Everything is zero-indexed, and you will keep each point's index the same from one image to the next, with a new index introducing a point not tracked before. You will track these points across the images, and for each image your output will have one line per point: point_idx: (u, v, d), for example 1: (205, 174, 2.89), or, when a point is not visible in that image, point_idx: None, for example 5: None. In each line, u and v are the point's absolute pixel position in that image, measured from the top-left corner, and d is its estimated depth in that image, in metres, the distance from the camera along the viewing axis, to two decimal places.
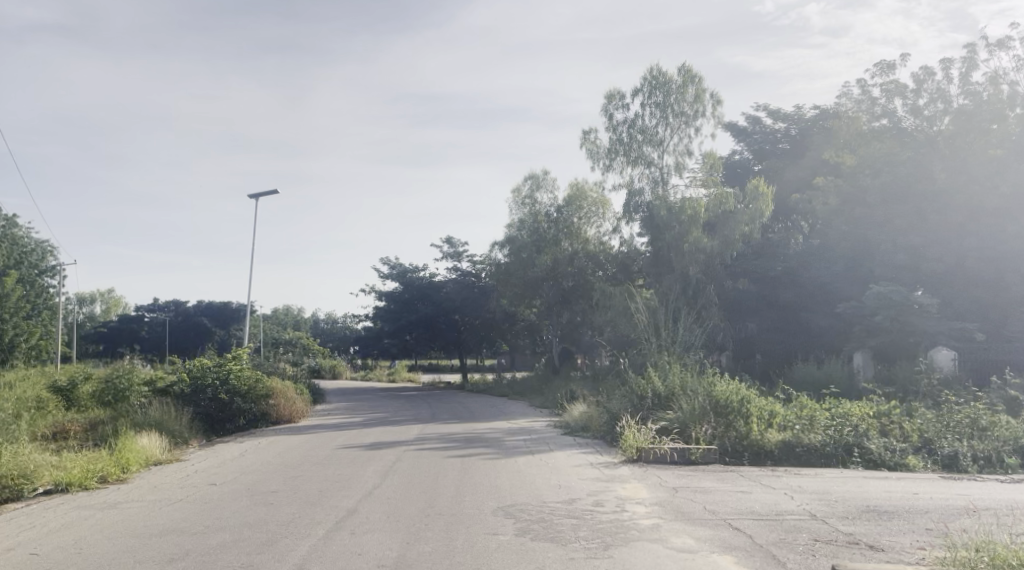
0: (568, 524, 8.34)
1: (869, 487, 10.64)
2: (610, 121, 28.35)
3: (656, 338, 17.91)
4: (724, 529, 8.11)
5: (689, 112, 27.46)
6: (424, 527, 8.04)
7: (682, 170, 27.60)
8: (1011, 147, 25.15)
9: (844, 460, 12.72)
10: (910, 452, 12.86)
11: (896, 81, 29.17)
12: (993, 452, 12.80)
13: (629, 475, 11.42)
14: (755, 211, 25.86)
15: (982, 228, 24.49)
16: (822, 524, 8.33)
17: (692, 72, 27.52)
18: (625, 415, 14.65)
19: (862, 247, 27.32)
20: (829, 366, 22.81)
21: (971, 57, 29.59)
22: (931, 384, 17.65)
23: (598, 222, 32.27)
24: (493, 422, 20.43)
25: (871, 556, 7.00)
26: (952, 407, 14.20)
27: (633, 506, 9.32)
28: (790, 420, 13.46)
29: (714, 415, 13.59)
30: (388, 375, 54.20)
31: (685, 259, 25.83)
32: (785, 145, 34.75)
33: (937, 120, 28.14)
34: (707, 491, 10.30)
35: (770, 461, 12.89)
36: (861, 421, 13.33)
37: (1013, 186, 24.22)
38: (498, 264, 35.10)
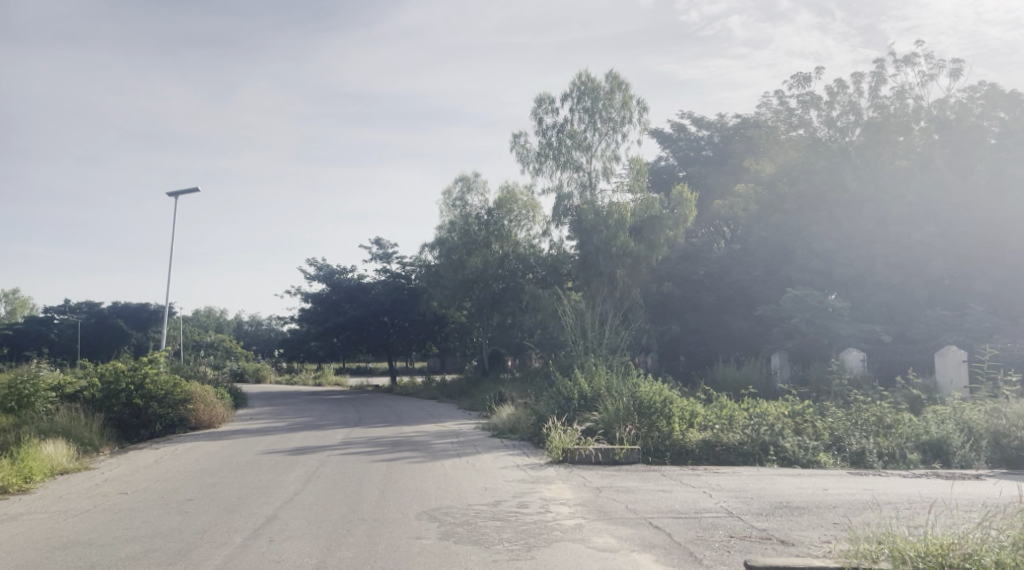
0: (492, 526, 8.41)
1: (782, 484, 11.05)
2: (539, 125, 28.59)
3: (582, 339, 18.11)
4: (644, 528, 8.30)
5: (617, 118, 27.90)
6: (345, 533, 7.97)
7: (610, 175, 28.04)
8: (916, 158, 27.13)
9: (761, 459, 13.12)
10: (821, 450, 13.38)
11: (811, 92, 30.44)
12: (896, 448, 13.43)
13: (554, 475, 11.55)
14: (678, 216, 26.41)
15: (890, 235, 25.79)
16: (737, 521, 8.62)
17: (619, 80, 27.99)
18: (552, 416, 14.83)
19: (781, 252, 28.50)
20: (748, 367, 23.52)
21: (880, 71, 31.05)
22: (842, 384, 18.36)
23: (528, 225, 32.63)
24: (421, 424, 20.35)
25: (781, 551, 7.28)
26: (860, 406, 14.87)
27: (557, 506, 9.44)
28: (710, 420, 13.88)
29: (638, 416, 13.87)
30: (314, 378, 53.24)
31: (612, 262, 26.30)
32: (708, 152, 35.45)
33: (849, 132, 29.73)
34: (630, 490, 10.52)
35: (690, 460, 13.22)
36: (777, 421, 13.75)
37: (918, 195, 25.77)
38: (430, 267, 34.96)
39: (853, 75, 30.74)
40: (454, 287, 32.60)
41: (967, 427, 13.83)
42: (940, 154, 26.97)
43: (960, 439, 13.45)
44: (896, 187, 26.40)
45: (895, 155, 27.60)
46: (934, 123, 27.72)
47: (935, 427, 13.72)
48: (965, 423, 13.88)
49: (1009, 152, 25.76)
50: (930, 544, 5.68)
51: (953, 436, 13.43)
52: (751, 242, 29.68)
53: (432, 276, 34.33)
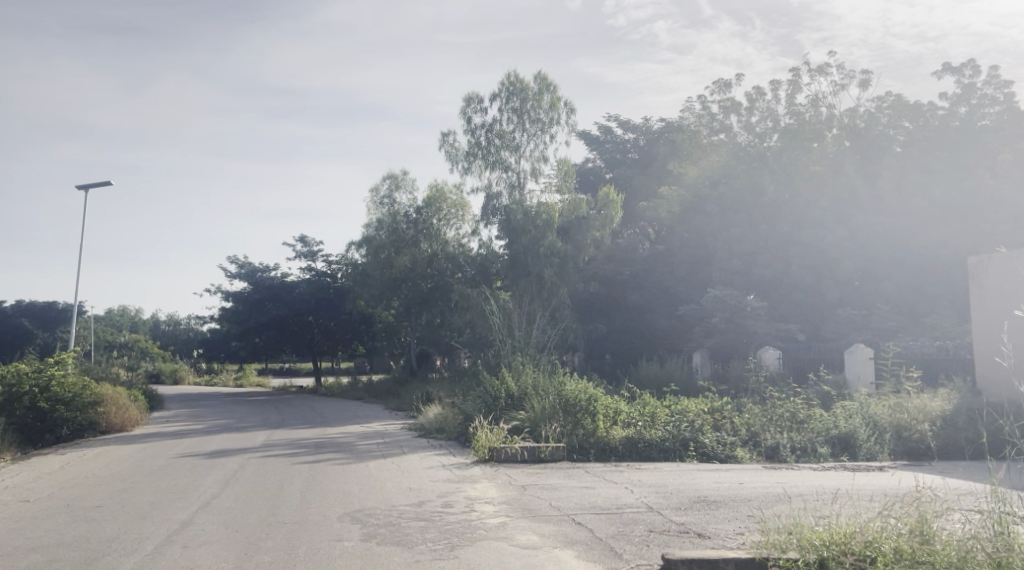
0: (416, 526, 8.39)
1: (700, 479, 11.39)
2: (468, 124, 28.56)
3: (509, 338, 18.17)
4: (566, 524, 8.42)
5: (545, 119, 28.15)
6: (264, 537, 7.81)
7: (538, 175, 28.19)
8: (827, 163, 28.25)
9: (681, 454, 13.50)
10: (738, 445, 13.83)
11: (732, 98, 31.40)
12: (808, 442, 13.97)
13: (480, 475, 11.59)
14: (605, 217, 26.93)
15: (803, 238, 26.94)
16: (657, 515, 8.84)
17: (547, 81, 28.26)
18: (478, 416, 14.85)
19: (702, 254, 29.09)
20: (671, 365, 24.05)
21: (795, 80, 32.22)
22: (759, 382, 18.95)
23: (458, 223, 32.59)
24: (346, 425, 20.08)
25: (697, 544, 7.52)
26: (775, 402, 15.36)
27: (481, 505, 9.47)
28: (634, 417, 14.15)
29: (563, 414, 14.04)
30: (236, 379, 51.92)
31: (540, 262, 26.48)
32: (634, 155, 35.91)
33: (767, 137, 30.86)
34: (554, 487, 10.66)
35: (614, 457, 13.40)
36: (696, 417, 14.11)
37: (829, 201, 27.26)
38: (356, 266, 34.46)
39: (771, 83, 31.84)
40: (381, 286, 32.19)
41: (873, 421, 14.48)
42: (851, 161, 28.12)
43: (865, 432, 14.07)
44: (810, 192, 27.69)
45: (809, 159, 28.71)
46: (845, 130, 29.20)
47: (843, 421, 14.29)
48: (871, 417, 14.50)
49: (913, 159, 27.43)
50: (834, 533, 5.88)
51: (859, 430, 14.04)
52: (673, 243, 30.16)
53: (358, 275, 33.77)
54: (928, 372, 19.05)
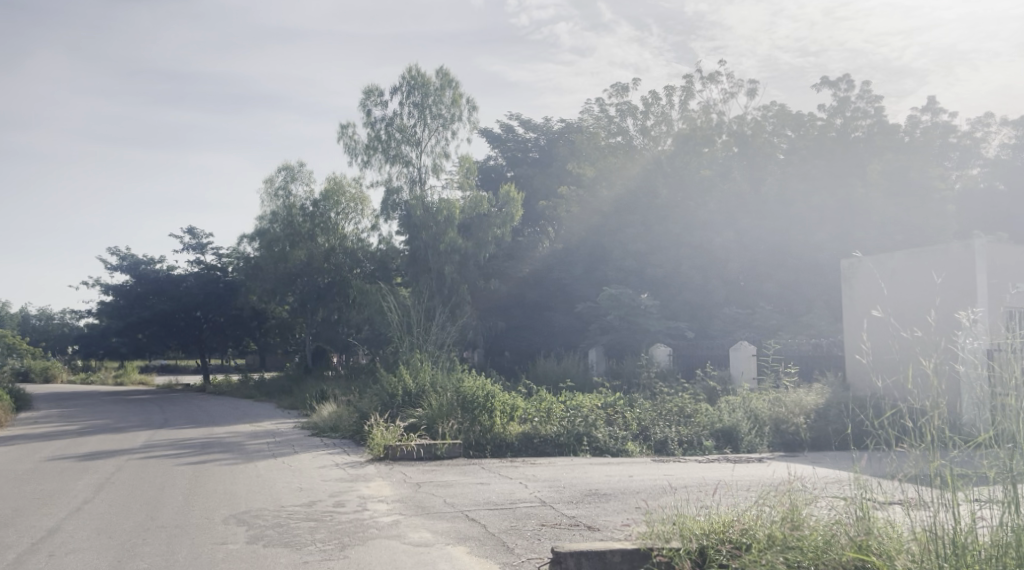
0: (305, 527, 8.20)
1: (592, 472, 11.64)
2: (367, 117, 28.13)
3: (407, 335, 18.01)
4: (460, 521, 8.43)
5: (447, 115, 27.94)
6: (140, 543, 7.46)
7: (439, 172, 27.99)
8: (717, 168, 29.01)
9: (574, 449, 13.76)
10: (629, 440, 14.19)
11: (628, 102, 32.16)
12: (694, 436, 14.46)
13: (374, 473, 11.46)
14: (506, 214, 26.99)
15: (693, 240, 27.86)
16: (549, 509, 8.99)
17: (449, 77, 28.11)
18: (374, 414, 14.62)
19: (599, 252, 29.68)
20: (568, 361, 24.43)
21: (688, 86, 33.38)
22: (649, 378, 19.46)
23: (357, 218, 32.02)
24: (234, 425, 19.43)
25: (587, 536, 7.68)
26: (665, 397, 15.84)
27: (374, 504, 9.38)
28: (530, 413, 14.31)
29: (461, 411, 14.01)
30: (116, 377, 49.25)
31: (440, 259, 26.41)
32: (535, 154, 36.25)
33: (661, 141, 31.94)
34: (449, 484, 10.65)
35: (510, 452, 13.48)
36: (590, 412, 14.40)
37: (718, 204, 28.33)
38: (249, 259, 33.35)
39: (665, 89, 32.86)
40: (275, 281, 31.31)
41: (753, 415, 15.15)
42: (738, 167, 29.37)
43: (747, 426, 14.71)
44: (699, 198, 28.49)
45: (699, 164, 29.12)
46: (734, 137, 30.47)
47: (727, 415, 14.89)
48: (752, 411, 15.17)
49: (792, 166, 29.21)
50: (713, 522, 6.11)
51: (741, 423, 14.69)
52: (571, 241, 30.41)
53: (251, 268, 32.78)
54: (804, 368, 20.13)
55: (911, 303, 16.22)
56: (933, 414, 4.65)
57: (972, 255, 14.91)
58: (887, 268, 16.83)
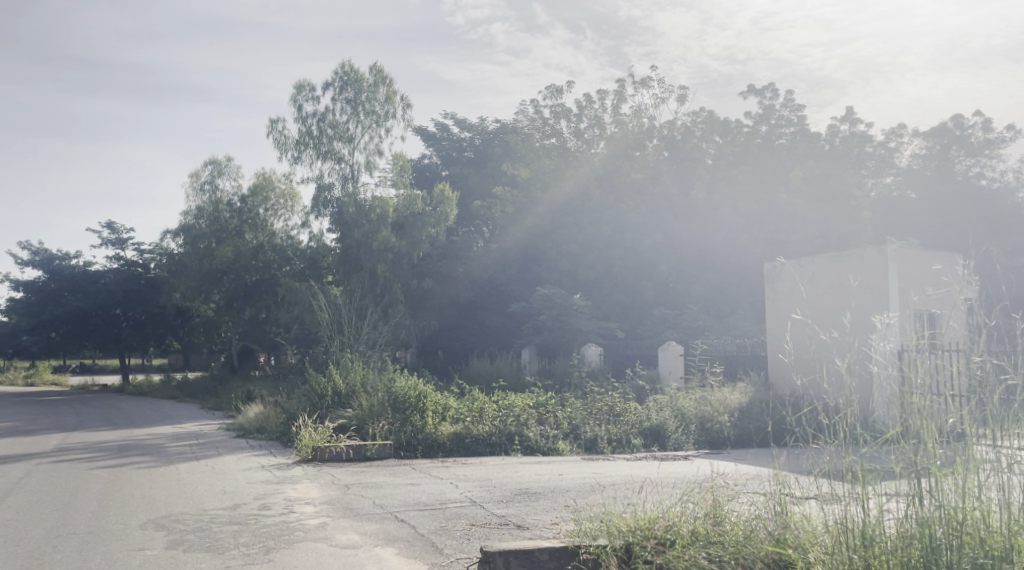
0: (228, 530, 8.00)
1: (523, 471, 11.70)
2: (298, 112, 27.60)
3: (338, 334, 17.74)
4: (389, 522, 8.35)
5: (381, 111, 27.68)
6: (50, 551, 7.16)
7: (372, 169, 27.63)
8: (649, 172, 29.55)
9: (506, 448, 13.80)
10: (561, 438, 14.29)
11: (562, 104, 32.42)
12: (623, 434, 14.69)
13: (301, 475, 11.25)
14: (440, 214, 26.90)
15: (625, 241, 28.29)
16: (479, 508, 8.99)
17: (383, 73, 27.82)
18: (302, 415, 14.35)
19: (533, 253, 29.83)
20: (501, 361, 24.43)
21: (621, 90, 33.86)
22: (581, 377, 19.65)
23: (286, 215, 31.43)
24: (155, 426, 18.78)
25: (517, 535, 7.71)
26: (595, 396, 15.97)
27: (301, 506, 9.21)
28: (462, 413, 14.26)
29: (392, 411, 13.86)
30: (27, 377, 46.99)
31: (373, 258, 26.07)
32: (470, 153, 36.14)
33: (594, 143, 32.14)
34: (378, 485, 10.55)
35: (441, 452, 13.43)
36: (522, 412, 14.47)
37: (649, 207, 28.84)
38: (173, 256, 32.33)
39: (599, 92, 33.21)
40: (198, 279, 30.25)
41: (680, 413, 15.45)
42: (669, 170, 29.82)
43: (674, 424, 15.05)
44: (631, 201, 29.00)
45: (632, 167, 29.65)
46: (664, 141, 30.97)
47: (655, 414, 15.16)
48: (679, 410, 15.50)
49: (720, 171, 29.89)
50: (640, 519, 6.20)
51: (668, 421, 15.00)
52: (505, 241, 30.43)
53: (174, 265, 31.77)
54: (729, 367, 20.62)
55: (827, 305, 16.84)
56: (845, 412, 4.87)
57: (885, 260, 15.53)
58: (807, 272, 17.38)
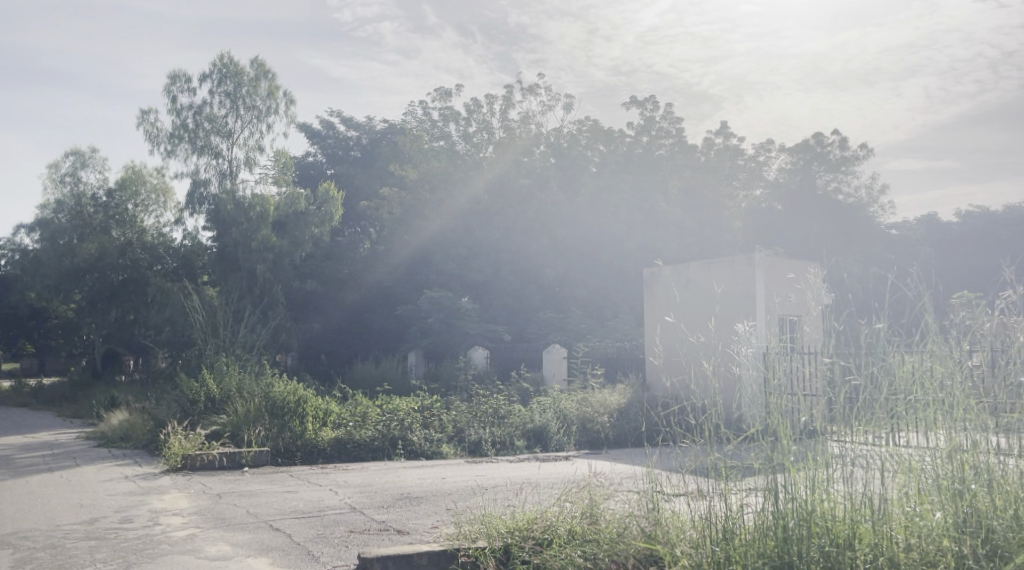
0: (85, 546, 7.51)
1: (406, 476, 11.58)
2: (172, 103, 26.32)
3: (212, 337, 17.01)
4: (263, 531, 8.07)
5: (262, 107, 26.75)
6: None
7: (252, 166, 26.65)
8: (535, 177, 29.99)
9: (389, 453, 13.65)
10: (445, 442, 14.26)
11: (451, 107, 32.29)
12: (506, 436, 14.80)
13: (169, 485, 10.69)
14: (324, 213, 26.30)
15: (512, 246, 28.54)
16: (358, 515, 8.82)
17: (265, 68, 26.90)
18: (171, 422, 13.63)
19: (420, 256, 29.49)
20: (386, 365, 24.10)
21: (509, 96, 34.10)
22: (466, 379, 19.70)
23: (158, 211, 30.01)
24: (5, 436, 17.43)
25: (396, 540, 7.60)
26: (480, 398, 16.02)
27: (168, 518, 8.75)
28: (344, 418, 14.01)
29: (269, 417, 13.35)
30: None
31: (252, 257, 25.00)
32: (356, 153, 35.52)
33: (482, 148, 31.84)
34: (253, 494, 10.17)
35: (321, 459, 13.13)
36: (406, 416, 14.35)
37: (536, 212, 29.23)
38: (28, 252, 30.18)
39: (487, 96, 33.26)
40: (57, 278, 28.44)
41: (563, 414, 15.73)
42: (555, 176, 30.28)
43: (556, 426, 15.29)
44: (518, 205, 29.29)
45: (519, 173, 30.03)
46: (551, 148, 31.33)
47: (538, 416, 15.38)
48: (561, 411, 15.76)
49: (605, 178, 30.54)
50: (518, 520, 6.26)
51: (551, 423, 15.24)
52: (392, 243, 29.94)
53: (29, 262, 29.77)
54: (610, 369, 21.16)
55: (697, 310, 17.60)
56: (710, 412, 5.12)
57: (753, 267, 16.34)
58: (682, 278, 18.03)
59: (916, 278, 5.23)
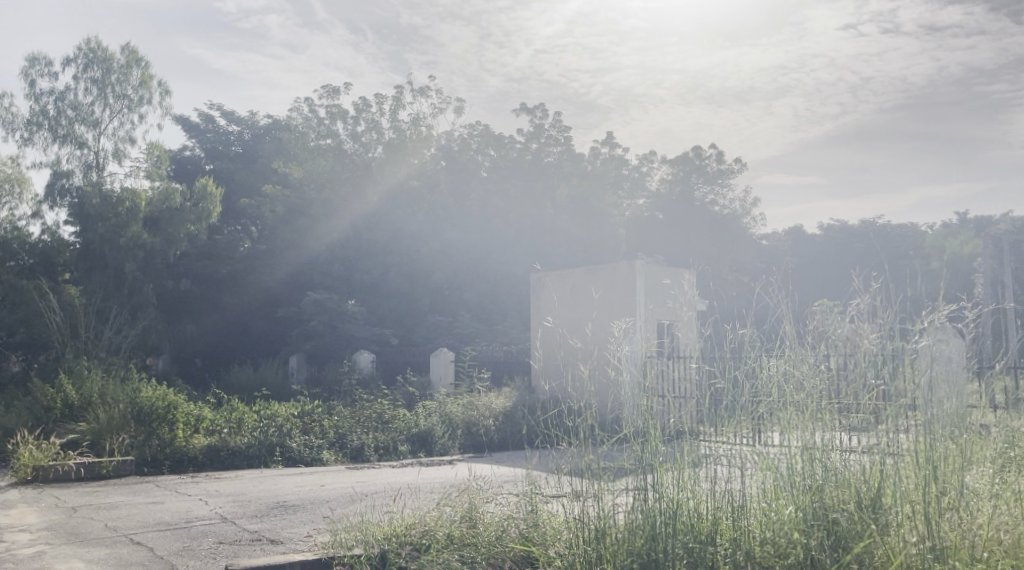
0: None
1: (282, 484, 11.21)
2: (30, 87, 24.57)
3: (72, 339, 15.96)
4: (121, 546, 7.61)
5: (133, 96, 25.40)
6: None
7: (122, 157, 25.23)
8: (425, 179, 29.79)
9: (265, 460, 13.21)
10: (325, 448, 13.90)
11: (339, 106, 31.57)
12: (390, 441, 14.55)
13: (16, 499, 9.91)
14: (201, 211, 25.33)
15: (401, 248, 28.13)
16: (228, 525, 8.45)
17: (137, 55, 25.53)
18: (22, 430, 12.63)
19: (304, 257, 28.67)
20: (265, 369, 23.31)
21: (399, 97, 33.73)
22: (350, 384, 19.31)
23: (12, 203, 27.89)
24: None
25: (269, 550, 7.32)
26: (363, 403, 15.76)
27: (13, 534, 8.11)
28: (218, 424, 13.50)
29: (136, 424, 12.56)
30: None
31: (120, 255, 23.58)
32: (237, 149, 34.24)
33: (371, 148, 30.88)
34: (112, 506, 9.58)
35: (191, 468, 12.54)
36: (285, 421, 13.95)
37: (425, 215, 28.94)
38: None
39: (376, 96, 32.77)
40: None
41: (448, 419, 15.67)
42: (445, 179, 30.02)
43: (441, 430, 15.20)
44: (407, 207, 28.94)
45: (409, 175, 29.89)
46: (441, 150, 30.73)
47: (422, 420, 15.25)
48: (446, 415, 15.71)
49: (495, 184, 30.70)
50: (396, 526, 6.15)
51: (436, 427, 15.14)
52: (275, 243, 29.00)
53: None
54: (495, 373, 21.24)
55: (578, 314, 17.94)
56: (585, 414, 5.21)
57: (634, 273, 16.79)
58: (568, 283, 18.26)
59: (777, 286, 5.53)
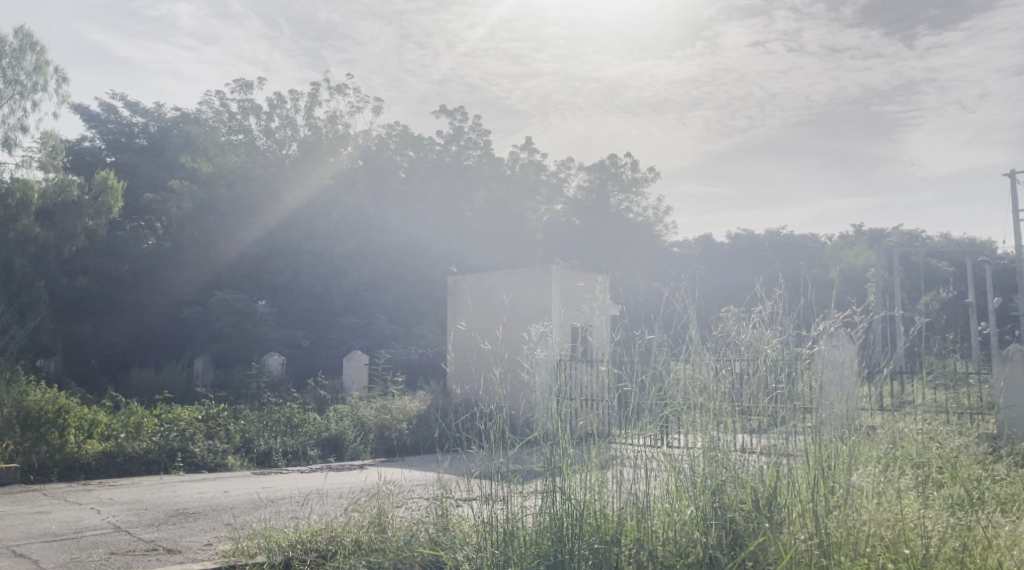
0: None
1: (183, 490, 10.81)
2: None
3: None
4: (3, 558, 7.18)
5: (26, 82, 24.10)
6: None
7: (12, 147, 23.85)
8: (340, 179, 29.54)
9: (165, 466, 12.72)
10: (230, 452, 13.51)
11: (252, 100, 30.80)
12: (299, 445, 14.26)
13: None
14: (100, 205, 24.01)
15: (316, 247, 27.46)
16: (122, 535, 8.08)
17: (31, 39, 24.20)
18: None
19: (213, 255, 27.51)
20: (167, 371, 22.52)
21: (314, 94, 33.08)
22: (258, 387, 18.79)
23: None
24: None
25: (166, 560, 7.04)
26: (271, 406, 15.39)
27: None
28: (114, 429, 12.89)
29: (21, 428, 11.83)
30: None
31: (9, 250, 22.20)
32: (142, 141, 32.81)
33: (285, 145, 30.73)
34: None
35: (84, 475, 11.94)
36: (188, 426, 13.50)
37: (341, 215, 28.04)
38: None
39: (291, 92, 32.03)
40: None
41: (359, 422, 15.49)
42: (361, 179, 29.61)
43: (352, 434, 14.98)
44: (323, 205, 28.21)
45: (325, 174, 29.63)
46: (360, 151, 30.53)
47: (333, 424, 15.01)
48: (358, 419, 15.54)
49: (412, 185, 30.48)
50: (300, 533, 6.03)
51: (347, 431, 14.92)
52: (181, 241, 27.48)
53: None
54: (409, 376, 21.05)
55: (492, 318, 18.03)
56: (496, 417, 5.20)
57: (549, 278, 16.94)
58: (484, 287, 18.23)
59: (683, 292, 5.68)
